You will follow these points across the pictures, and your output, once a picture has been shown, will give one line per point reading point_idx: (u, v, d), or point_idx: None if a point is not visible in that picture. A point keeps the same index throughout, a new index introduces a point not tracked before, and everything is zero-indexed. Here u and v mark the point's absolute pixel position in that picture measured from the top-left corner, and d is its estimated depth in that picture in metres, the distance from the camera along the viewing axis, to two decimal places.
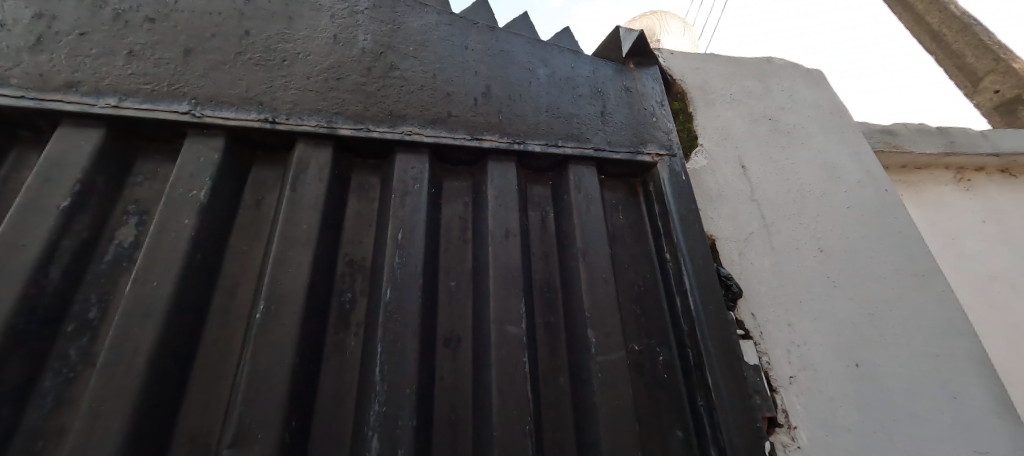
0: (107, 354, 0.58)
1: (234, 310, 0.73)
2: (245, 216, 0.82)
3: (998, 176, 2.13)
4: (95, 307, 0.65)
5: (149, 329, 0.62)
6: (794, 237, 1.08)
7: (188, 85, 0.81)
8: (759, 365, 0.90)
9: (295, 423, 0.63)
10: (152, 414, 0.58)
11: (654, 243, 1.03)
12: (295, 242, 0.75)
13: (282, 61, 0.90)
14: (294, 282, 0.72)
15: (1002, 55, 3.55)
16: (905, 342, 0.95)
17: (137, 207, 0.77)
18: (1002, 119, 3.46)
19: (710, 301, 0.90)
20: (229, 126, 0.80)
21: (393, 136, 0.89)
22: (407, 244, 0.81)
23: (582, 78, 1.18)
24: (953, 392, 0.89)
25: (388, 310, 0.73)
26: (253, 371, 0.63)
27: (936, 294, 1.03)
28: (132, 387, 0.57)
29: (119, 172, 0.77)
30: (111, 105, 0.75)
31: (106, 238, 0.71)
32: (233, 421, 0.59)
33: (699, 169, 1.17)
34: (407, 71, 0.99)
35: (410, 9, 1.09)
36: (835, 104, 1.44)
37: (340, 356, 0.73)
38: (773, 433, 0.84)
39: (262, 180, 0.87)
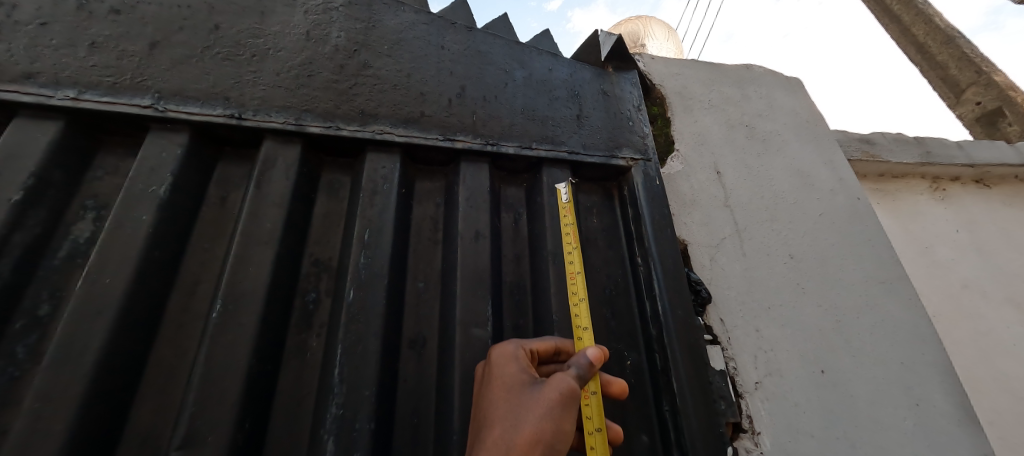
0: (53, 353, 0.57)
1: (192, 309, 0.71)
2: (209, 213, 0.80)
3: (973, 186, 2.16)
4: (46, 304, 0.63)
5: (101, 328, 0.60)
6: (765, 244, 1.09)
7: (153, 79, 0.80)
8: (726, 370, 0.90)
9: (250, 425, 0.62)
10: (97, 416, 0.56)
11: (626, 247, 1.03)
12: (257, 240, 0.74)
13: (251, 57, 0.89)
14: (254, 281, 0.71)
15: (983, 69, 3.63)
16: (871, 349, 0.97)
17: (95, 202, 0.75)
18: (983, 131, 3.50)
19: (678, 306, 0.90)
20: (193, 121, 0.79)
21: (364, 135, 0.88)
22: (374, 244, 0.80)
23: (559, 81, 1.18)
24: (916, 399, 0.91)
25: (351, 311, 0.73)
26: (207, 372, 0.62)
27: (902, 301, 1.05)
28: (79, 387, 0.56)
29: (77, 166, 0.75)
30: (70, 98, 0.73)
31: (61, 234, 0.69)
32: (183, 423, 0.58)
33: (674, 174, 1.17)
34: (381, 70, 0.98)
35: (386, 8, 1.08)
36: (810, 113, 1.46)
37: (302, 357, 0.73)
38: (737, 439, 0.84)
39: (228, 177, 0.85)
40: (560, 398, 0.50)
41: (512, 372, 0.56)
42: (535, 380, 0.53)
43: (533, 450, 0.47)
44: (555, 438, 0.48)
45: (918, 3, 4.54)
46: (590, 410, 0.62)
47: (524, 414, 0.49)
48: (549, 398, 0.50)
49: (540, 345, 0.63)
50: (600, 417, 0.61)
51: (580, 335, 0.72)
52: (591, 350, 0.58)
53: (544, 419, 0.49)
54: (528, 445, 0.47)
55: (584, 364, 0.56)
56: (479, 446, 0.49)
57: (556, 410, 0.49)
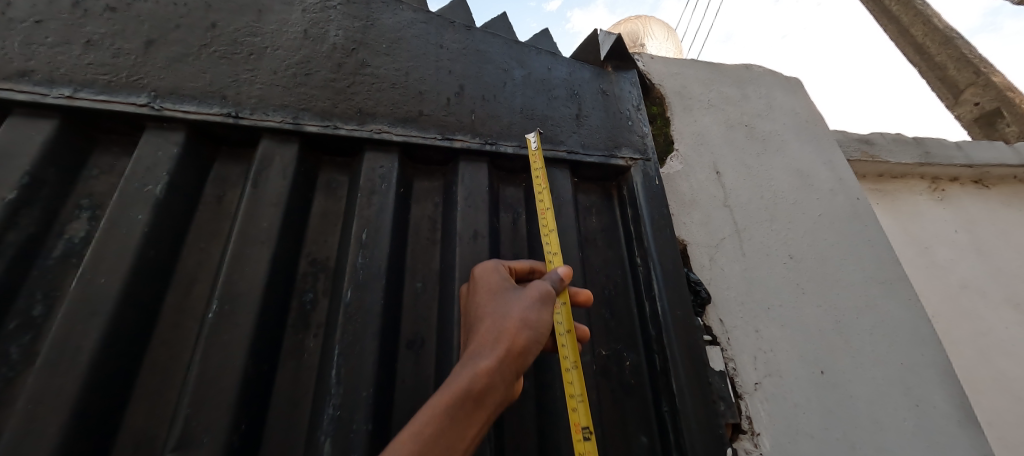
0: (47, 354, 0.56)
1: (188, 309, 0.71)
2: (205, 213, 0.80)
3: (972, 186, 2.17)
4: (40, 304, 0.63)
5: (95, 328, 0.60)
6: (764, 244, 1.08)
7: (149, 77, 0.79)
8: (725, 371, 0.89)
9: (246, 426, 0.61)
10: (91, 418, 0.56)
11: (625, 247, 1.03)
12: (254, 240, 0.74)
13: (248, 55, 0.88)
14: (251, 281, 0.70)
15: (982, 69, 3.63)
16: (870, 350, 0.97)
17: (91, 201, 0.74)
18: (982, 131, 3.50)
19: (677, 306, 0.90)
20: (189, 119, 0.78)
21: (362, 134, 0.88)
22: (372, 244, 0.80)
23: (558, 80, 1.17)
24: (915, 400, 0.91)
25: (348, 312, 0.72)
26: (203, 373, 0.61)
27: (901, 302, 1.05)
28: (73, 388, 0.55)
29: (73, 165, 0.74)
30: (65, 96, 0.72)
31: (55, 233, 0.69)
32: (178, 424, 0.57)
33: (673, 174, 1.16)
34: (379, 68, 0.98)
35: (385, 6, 1.08)
36: (810, 113, 1.46)
37: (299, 357, 0.72)
38: (736, 440, 0.83)
39: (225, 176, 0.84)
40: (540, 298, 0.59)
41: (495, 281, 0.63)
42: (517, 288, 0.62)
43: (521, 332, 0.54)
44: (536, 327, 0.56)
45: (917, 3, 4.54)
46: (559, 316, 0.67)
47: (512, 306, 0.57)
48: (531, 295, 0.59)
49: (518, 264, 0.71)
50: (568, 321, 0.66)
51: (550, 259, 0.74)
52: (562, 267, 0.68)
53: (529, 309, 0.57)
54: (516, 329, 0.54)
55: (557, 275, 0.65)
56: (473, 336, 0.55)
57: (537, 308, 0.58)
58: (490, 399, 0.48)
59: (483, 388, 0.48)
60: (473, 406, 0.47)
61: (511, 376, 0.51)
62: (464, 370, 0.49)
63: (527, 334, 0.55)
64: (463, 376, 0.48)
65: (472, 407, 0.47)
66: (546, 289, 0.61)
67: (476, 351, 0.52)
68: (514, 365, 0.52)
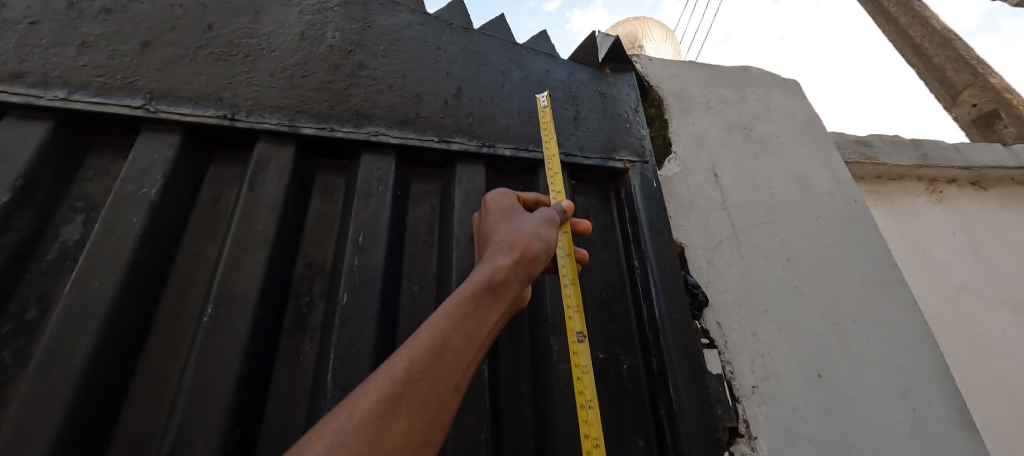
0: (40, 358, 0.56)
1: (183, 313, 0.70)
2: (201, 215, 0.79)
3: (969, 188, 2.17)
4: (34, 308, 0.62)
5: (89, 332, 0.59)
6: (762, 246, 1.08)
7: (144, 79, 0.79)
8: (723, 374, 0.89)
9: (240, 431, 0.61)
10: (84, 423, 0.55)
11: (623, 250, 1.03)
12: (249, 243, 0.73)
13: (245, 57, 0.88)
14: (246, 284, 0.70)
15: (980, 70, 3.64)
16: (867, 353, 0.97)
17: (85, 204, 0.73)
18: (979, 133, 3.51)
19: (675, 310, 0.89)
20: (185, 122, 0.78)
21: (359, 136, 0.87)
22: (368, 247, 0.80)
23: (556, 82, 1.17)
24: (912, 404, 0.92)
25: (345, 315, 0.72)
26: (197, 377, 0.61)
27: (899, 305, 1.06)
28: (67, 393, 0.55)
29: (67, 167, 0.74)
30: (60, 98, 0.72)
31: (49, 236, 0.68)
32: (172, 429, 0.57)
33: (671, 176, 1.16)
34: (376, 70, 0.97)
35: (382, 8, 1.07)
36: (808, 115, 1.46)
37: (295, 361, 0.72)
38: (733, 443, 0.83)
39: (221, 178, 0.84)
40: (547, 222, 0.70)
41: (499, 208, 0.72)
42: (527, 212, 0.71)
43: (533, 242, 0.63)
44: (545, 242, 0.66)
45: (916, 5, 4.55)
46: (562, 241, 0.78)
47: (519, 223, 0.66)
48: (539, 219, 0.69)
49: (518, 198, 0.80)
50: (568, 246, 0.77)
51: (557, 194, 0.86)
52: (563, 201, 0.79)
53: (533, 226, 0.66)
54: (529, 239, 0.63)
55: (560, 208, 0.76)
56: (488, 246, 0.63)
57: (545, 227, 0.68)
58: (509, 290, 0.56)
59: (504, 279, 0.55)
60: (494, 293, 0.53)
61: (524, 274, 0.59)
62: (485, 266, 0.56)
63: (535, 244, 0.63)
64: (486, 268, 0.55)
65: (495, 294, 0.54)
66: (551, 216, 0.72)
67: (492, 254, 0.59)
68: (528, 266, 0.60)
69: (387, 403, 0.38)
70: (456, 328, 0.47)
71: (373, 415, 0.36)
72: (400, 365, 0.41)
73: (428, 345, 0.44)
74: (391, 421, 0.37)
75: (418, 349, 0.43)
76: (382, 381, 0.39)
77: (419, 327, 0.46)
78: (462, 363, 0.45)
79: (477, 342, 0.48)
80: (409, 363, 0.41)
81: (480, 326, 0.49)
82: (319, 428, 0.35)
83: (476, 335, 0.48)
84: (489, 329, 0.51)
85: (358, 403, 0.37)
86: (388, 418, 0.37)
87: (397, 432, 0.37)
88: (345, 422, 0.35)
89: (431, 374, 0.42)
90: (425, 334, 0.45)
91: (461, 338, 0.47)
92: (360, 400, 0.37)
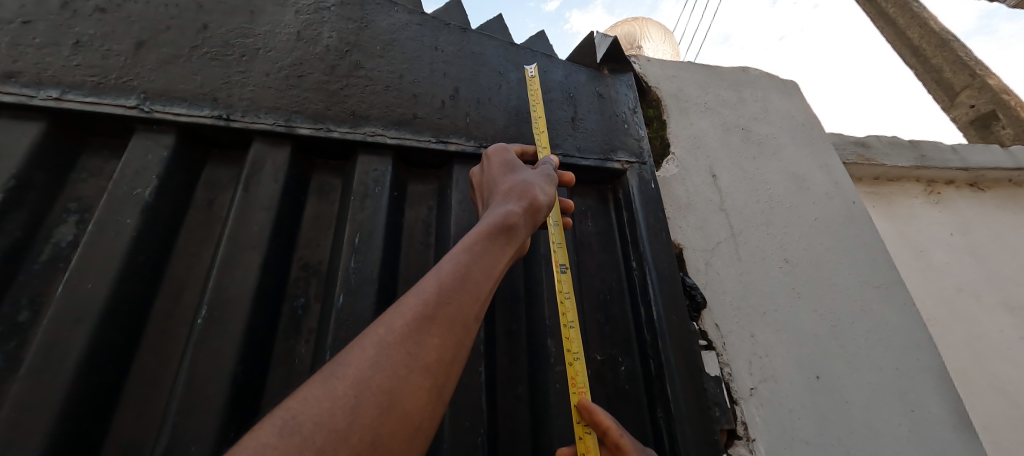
0: (31, 360, 0.55)
1: (178, 314, 0.70)
2: (196, 216, 0.79)
3: (967, 189, 2.17)
4: (26, 310, 0.62)
5: (81, 334, 0.59)
6: (760, 248, 1.08)
7: (139, 79, 0.78)
8: (720, 376, 0.89)
9: (234, 434, 0.60)
10: (75, 426, 0.54)
11: (621, 251, 1.02)
12: (244, 245, 0.73)
13: (240, 57, 0.87)
14: (241, 286, 0.69)
15: (978, 72, 3.65)
16: (865, 354, 0.97)
17: (79, 205, 0.73)
18: (977, 134, 3.52)
19: (673, 311, 0.89)
20: (180, 122, 0.77)
21: (355, 136, 0.87)
22: (364, 248, 0.79)
23: (554, 83, 1.16)
24: (910, 406, 0.91)
25: (340, 317, 0.71)
26: (191, 380, 0.60)
27: (897, 306, 1.05)
28: (58, 396, 0.54)
29: (60, 168, 0.73)
30: (53, 98, 0.71)
31: (42, 238, 0.67)
32: (165, 432, 0.56)
33: (669, 178, 1.16)
34: (373, 71, 0.97)
35: (379, 8, 1.07)
36: (806, 116, 1.46)
37: (290, 363, 0.71)
38: (731, 445, 0.83)
39: (216, 179, 0.83)
40: (548, 176, 0.73)
41: (503, 164, 0.75)
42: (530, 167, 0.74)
43: (538, 194, 0.66)
44: (548, 194, 0.69)
45: (914, 6, 4.56)
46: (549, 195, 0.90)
47: (524, 176, 0.69)
48: (540, 173, 0.72)
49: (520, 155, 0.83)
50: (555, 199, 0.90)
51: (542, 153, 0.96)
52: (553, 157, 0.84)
53: (538, 179, 0.69)
54: (535, 189, 0.66)
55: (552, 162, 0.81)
56: (496, 196, 0.65)
57: (547, 181, 0.71)
58: (520, 233, 0.59)
59: (516, 222, 0.58)
60: (508, 233, 0.56)
61: (532, 221, 0.62)
62: (497, 210, 0.59)
63: (540, 195, 0.66)
64: (499, 212, 0.58)
65: (508, 235, 0.56)
66: (550, 172, 0.75)
67: (503, 201, 0.62)
68: (535, 214, 0.63)
69: (422, 321, 0.41)
70: (476, 260, 0.50)
71: (410, 332, 0.40)
72: (430, 290, 0.44)
73: (453, 274, 0.47)
74: (426, 338, 0.41)
75: (444, 277, 0.46)
76: (414, 302, 0.43)
77: (441, 260, 0.49)
78: (485, 292, 0.48)
79: (495, 276, 0.51)
80: (437, 288, 0.45)
81: (497, 261, 0.52)
82: (364, 340, 0.40)
83: (494, 270, 0.51)
84: (505, 265, 0.54)
85: (394, 321, 0.41)
86: (424, 334, 0.41)
87: (432, 347, 0.41)
88: (384, 336, 0.40)
89: (458, 300, 0.45)
90: (448, 265, 0.48)
91: (480, 270, 0.49)
92: (396, 318, 0.41)
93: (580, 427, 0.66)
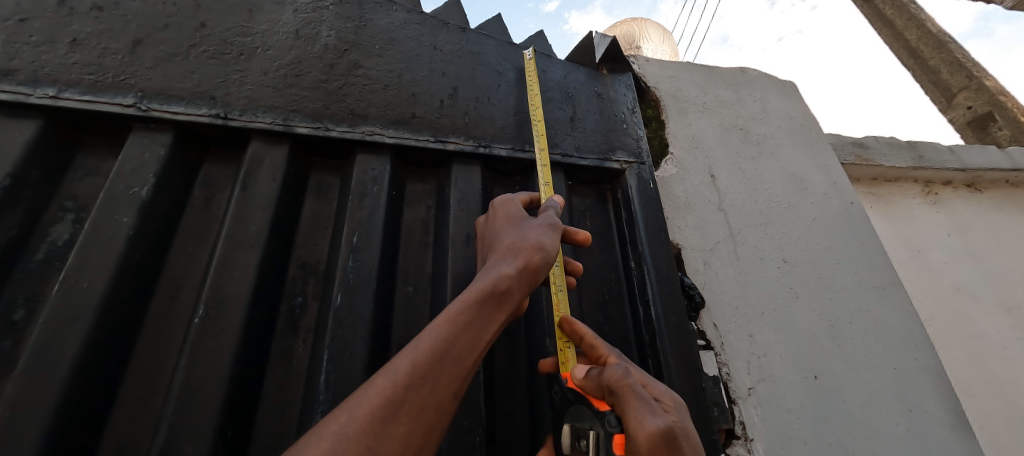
0: (26, 360, 0.55)
1: (174, 314, 0.69)
2: (193, 215, 0.79)
3: (964, 189, 2.18)
4: (22, 308, 0.61)
5: (77, 333, 0.58)
6: (759, 248, 1.08)
7: (136, 77, 0.78)
8: (719, 376, 0.89)
9: (231, 433, 0.60)
10: (71, 426, 0.54)
11: (619, 251, 1.02)
12: (241, 244, 0.72)
13: (239, 56, 0.87)
14: (238, 285, 0.69)
15: (975, 73, 3.66)
16: (863, 354, 0.97)
17: (75, 203, 0.72)
18: (974, 135, 3.54)
19: (671, 311, 0.89)
20: (177, 121, 0.77)
21: (353, 136, 0.87)
22: (363, 247, 0.79)
23: (553, 83, 1.16)
24: (908, 405, 0.92)
25: (338, 317, 0.71)
26: (187, 379, 0.60)
27: (895, 306, 1.06)
28: (53, 396, 0.53)
29: (56, 166, 0.72)
30: (49, 96, 0.71)
31: (38, 236, 0.67)
32: (161, 433, 0.56)
33: (667, 177, 1.16)
34: (372, 70, 0.97)
35: (378, 7, 1.06)
36: (804, 117, 1.46)
37: (286, 363, 0.71)
38: (729, 446, 0.83)
39: (213, 178, 0.83)
40: (552, 227, 0.71)
41: (507, 215, 0.73)
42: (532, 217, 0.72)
43: (537, 252, 0.64)
44: (549, 250, 0.66)
45: (912, 7, 4.58)
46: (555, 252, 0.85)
47: (524, 231, 0.67)
48: (543, 225, 0.70)
49: (524, 199, 0.81)
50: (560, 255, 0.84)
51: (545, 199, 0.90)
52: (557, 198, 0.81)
53: (540, 234, 0.67)
54: (533, 248, 0.64)
55: (554, 204, 0.78)
56: (493, 253, 0.64)
57: (550, 234, 0.69)
58: (510, 300, 0.58)
59: (506, 289, 0.57)
60: (496, 302, 0.56)
61: (527, 283, 0.61)
62: (488, 274, 0.58)
63: (539, 254, 0.64)
64: (489, 277, 0.57)
65: (496, 303, 0.56)
66: (556, 221, 0.73)
67: (497, 261, 0.61)
68: (531, 275, 0.62)
69: (389, 407, 0.42)
70: (457, 336, 0.50)
71: (374, 421, 0.41)
72: (402, 371, 0.45)
73: (428, 353, 0.47)
74: (391, 427, 0.42)
75: (418, 356, 0.47)
76: (383, 386, 0.44)
77: (421, 334, 0.50)
78: (461, 370, 0.49)
79: (477, 351, 0.52)
80: (410, 369, 0.45)
81: (479, 335, 0.52)
82: (326, 425, 0.41)
83: (476, 345, 0.52)
84: (488, 338, 0.54)
85: (360, 406, 0.42)
86: (389, 423, 0.42)
87: (396, 436, 0.42)
88: (348, 424, 0.41)
89: (429, 383, 0.46)
90: (426, 340, 0.49)
91: (460, 347, 0.50)
92: (363, 403, 0.42)
93: (562, 341, 0.74)
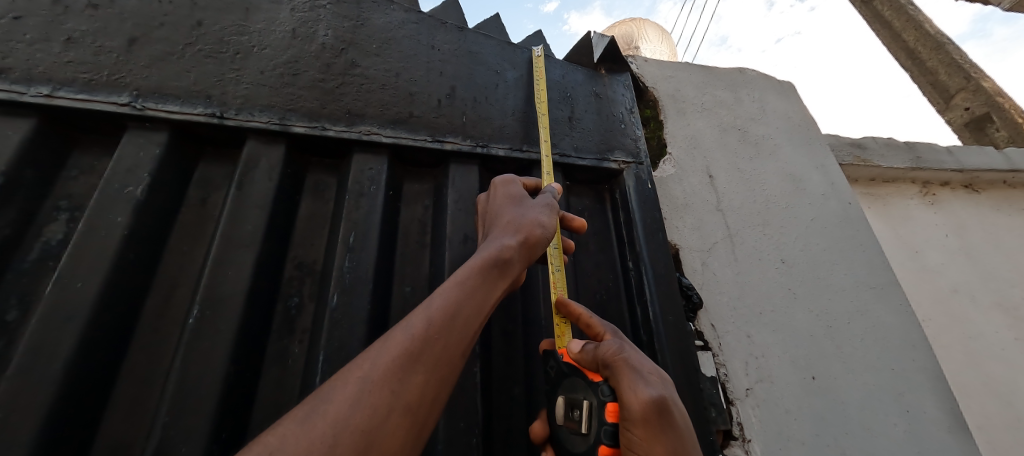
0: (17, 361, 0.54)
1: (169, 314, 0.69)
2: (188, 215, 0.78)
3: (962, 190, 2.19)
4: (15, 309, 0.61)
5: (71, 334, 0.58)
6: (757, 249, 1.08)
7: (131, 76, 0.77)
8: (717, 377, 0.89)
9: (226, 434, 0.60)
10: (63, 428, 0.54)
11: (618, 251, 1.02)
12: (237, 244, 0.72)
13: (235, 54, 0.87)
14: (234, 285, 0.68)
15: (973, 74, 3.68)
16: (861, 355, 0.97)
17: (69, 203, 0.72)
18: (971, 136, 3.55)
19: (669, 311, 0.89)
20: (173, 120, 0.76)
21: (350, 135, 0.86)
22: (359, 247, 0.79)
23: (551, 82, 1.16)
24: (906, 406, 0.92)
25: (334, 317, 0.70)
26: (182, 380, 0.59)
27: (893, 307, 1.06)
28: (45, 397, 0.53)
29: (51, 166, 0.72)
30: (43, 95, 0.70)
31: (31, 236, 0.66)
32: (156, 434, 0.55)
33: (666, 178, 1.16)
34: (369, 69, 0.96)
35: (376, 6, 1.06)
36: (802, 117, 1.46)
37: (282, 363, 0.71)
38: (727, 446, 0.83)
39: (209, 178, 0.83)
40: (550, 209, 0.71)
41: (507, 194, 0.73)
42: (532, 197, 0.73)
43: (536, 228, 0.65)
44: (547, 228, 0.67)
45: (910, 9, 4.59)
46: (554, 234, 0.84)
47: (525, 209, 0.67)
48: (542, 205, 0.71)
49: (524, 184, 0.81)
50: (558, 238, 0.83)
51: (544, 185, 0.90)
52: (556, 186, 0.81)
53: (539, 214, 0.68)
54: (533, 225, 0.65)
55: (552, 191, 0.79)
56: (493, 228, 0.65)
57: (548, 214, 0.69)
58: (511, 270, 0.59)
59: (508, 259, 0.58)
60: (499, 271, 0.57)
61: (527, 257, 0.62)
62: (491, 245, 0.59)
63: (538, 230, 0.65)
64: (493, 247, 0.58)
65: (499, 273, 0.57)
66: (554, 203, 0.73)
67: (499, 234, 0.62)
68: (530, 249, 0.63)
69: (406, 359, 0.44)
70: (466, 298, 0.52)
71: (394, 368, 0.43)
72: (419, 326, 0.47)
73: (442, 312, 0.49)
74: (411, 377, 0.44)
75: (432, 315, 0.48)
76: (402, 339, 0.45)
77: (433, 294, 0.51)
78: (470, 329, 0.51)
79: (483, 315, 0.53)
80: (426, 326, 0.47)
81: (485, 300, 0.54)
82: (349, 374, 0.43)
83: (483, 308, 0.53)
84: (493, 304, 0.55)
85: (381, 357, 0.44)
86: (408, 373, 0.43)
87: (414, 386, 0.43)
88: (370, 372, 0.42)
89: (443, 339, 0.47)
90: (438, 301, 0.50)
91: (469, 309, 0.51)
92: (382, 354, 0.44)
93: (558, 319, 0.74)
